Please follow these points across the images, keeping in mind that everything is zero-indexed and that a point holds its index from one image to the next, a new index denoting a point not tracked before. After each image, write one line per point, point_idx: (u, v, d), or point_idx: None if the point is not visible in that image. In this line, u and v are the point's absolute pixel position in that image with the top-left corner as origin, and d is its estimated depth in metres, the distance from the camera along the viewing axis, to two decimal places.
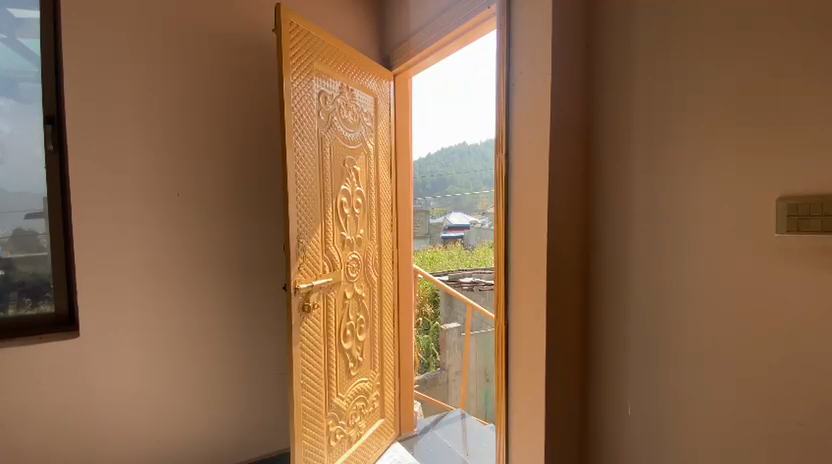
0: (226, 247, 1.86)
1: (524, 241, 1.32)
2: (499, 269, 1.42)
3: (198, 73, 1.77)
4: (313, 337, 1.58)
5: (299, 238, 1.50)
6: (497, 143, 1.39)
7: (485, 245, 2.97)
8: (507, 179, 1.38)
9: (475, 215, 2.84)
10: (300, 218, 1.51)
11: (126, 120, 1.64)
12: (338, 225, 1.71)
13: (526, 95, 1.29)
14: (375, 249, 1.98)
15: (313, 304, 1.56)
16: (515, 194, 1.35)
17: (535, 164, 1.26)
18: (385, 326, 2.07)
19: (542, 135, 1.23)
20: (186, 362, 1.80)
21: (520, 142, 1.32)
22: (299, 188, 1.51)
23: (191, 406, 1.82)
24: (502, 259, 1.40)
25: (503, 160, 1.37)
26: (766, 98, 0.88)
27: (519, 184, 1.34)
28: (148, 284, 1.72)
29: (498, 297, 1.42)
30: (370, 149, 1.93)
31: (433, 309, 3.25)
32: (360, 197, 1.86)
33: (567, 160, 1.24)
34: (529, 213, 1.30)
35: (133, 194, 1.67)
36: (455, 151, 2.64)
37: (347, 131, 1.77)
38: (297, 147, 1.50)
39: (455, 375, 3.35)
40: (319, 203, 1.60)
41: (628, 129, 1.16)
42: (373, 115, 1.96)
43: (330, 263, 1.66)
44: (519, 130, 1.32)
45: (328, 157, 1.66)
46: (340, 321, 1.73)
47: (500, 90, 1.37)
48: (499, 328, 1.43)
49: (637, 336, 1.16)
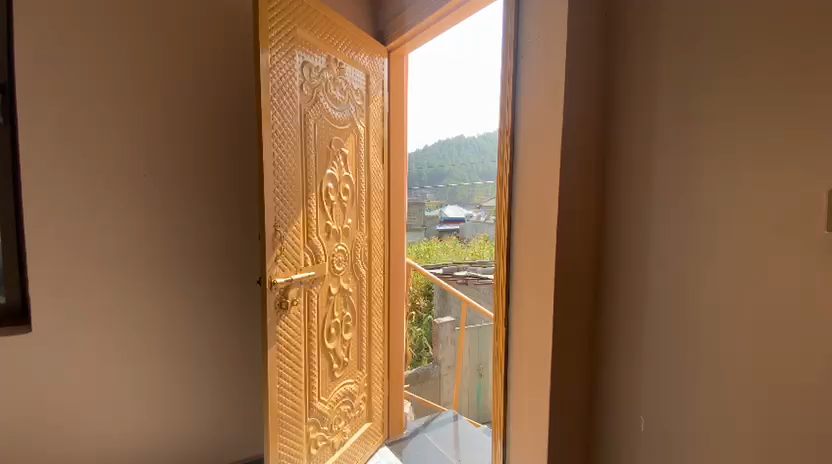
0: (199, 234, 1.68)
1: (529, 237, 1.17)
2: (500, 268, 1.26)
3: (165, 40, 1.56)
4: (292, 337, 1.43)
5: (277, 227, 1.33)
6: (502, 122, 1.22)
7: (480, 240, 2.85)
8: (512, 167, 1.21)
9: (470, 209, 2.77)
10: (279, 205, 1.34)
11: (79, 90, 1.45)
12: (323, 213, 1.55)
13: (535, 71, 1.12)
14: (364, 240, 1.82)
15: (293, 300, 1.41)
16: (519, 185, 1.19)
17: (545, 152, 1.10)
18: (374, 324, 1.93)
19: (553, 117, 1.07)
20: (147, 362, 1.63)
21: (527, 126, 1.16)
22: (277, 173, 1.34)
23: (152, 410, 1.66)
24: (502, 258, 1.25)
25: (507, 145, 1.21)
26: (812, 71, 0.72)
27: (524, 173, 1.18)
28: (103, 276, 1.53)
29: (499, 300, 1.27)
30: (360, 130, 1.77)
31: (426, 303, 3.11)
32: (349, 183, 1.70)
33: (583, 145, 1.08)
34: (536, 207, 1.14)
35: (86, 175, 1.48)
36: (452, 144, 2.57)
37: (335, 109, 1.61)
38: (276, 126, 1.34)
39: (446, 370, 3.17)
40: (300, 189, 1.44)
41: (655, 102, 0.98)
42: (364, 93, 1.80)
43: (313, 256, 1.50)
44: (527, 112, 1.16)
45: (313, 137, 1.50)
46: (324, 319, 1.58)
47: (506, 65, 1.19)
48: (498, 334, 1.28)
49: (654, 348, 1.01)
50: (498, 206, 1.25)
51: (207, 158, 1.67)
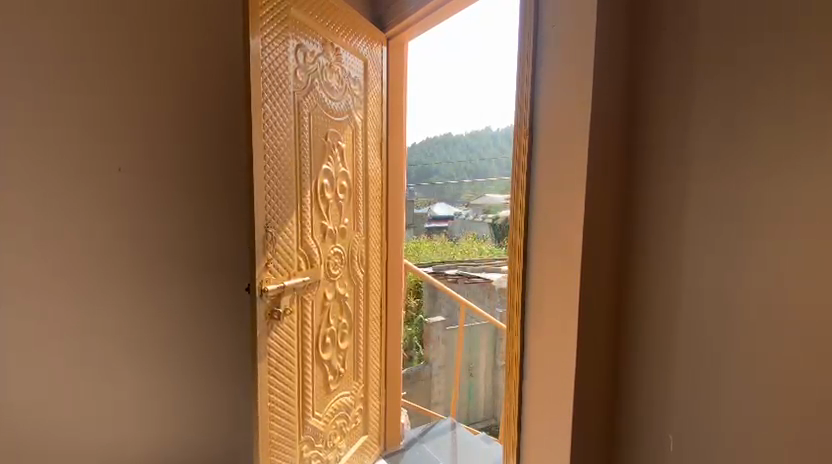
0: (182, 232, 1.53)
1: (547, 253, 0.97)
2: (514, 286, 1.07)
3: (134, 18, 1.38)
4: (284, 349, 1.30)
5: (267, 228, 1.19)
6: (519, 106, 1.03)
7: (470, 238, 2.54)
8: (529, 168, 1.01)
9: (458, 207, 2.58)
10: (269, 204, 1.21)
11: (35, 74, 1.29)
12: (318, 213, 1.42)
13: (557, 54, 0.92)
14: (360, 242, 1.70)
15: (287, 309, 1.28)
16: (536, 190, 1.00)
17: (567, 151, 0.89)
18: (370, 332, 1.80)
19: (578, 110, 0.86)
20: (115, 374, 1.49)
21: (546, 119, 0.96)
22: (268, 169, 1.20)
23: (119, 426, 1.51)
24: (518, 275, 1.05)
25: (524, 143, 1.01)
26: None
27: (543, 175, 0.97)
28: (63, 280, 1.38)
29: (513, 322, 1.09)
30: (357, 123, 1.64)
31: (416, 302, 2.89)
32: (345, 179, 1.57)
33: (609, 144, 0.86)
34: (558, 218, 0.93)
35: (43, 168, 1.32)
36: (439, 141, 2.61)
37: (331, 99, 1.48)
38: (267, 117, 1.19)
39: (439, 371, 2.97)
40: (292, 186, 1.30)
41: (691, 86, 0.74)
42: (362, 84, 1.67)
43: (307, 259, 1.37)
44: (546, 103, 0.96)
45: (307, 129, 1.36)
46: (319, 328, 1.46)
47: (525, 47, 1.00)
48: (512, 359, 1.10)
49: (692, 396, 0.78)
50: (513, 213, 1.07)
51: (190, 149, 1.50)
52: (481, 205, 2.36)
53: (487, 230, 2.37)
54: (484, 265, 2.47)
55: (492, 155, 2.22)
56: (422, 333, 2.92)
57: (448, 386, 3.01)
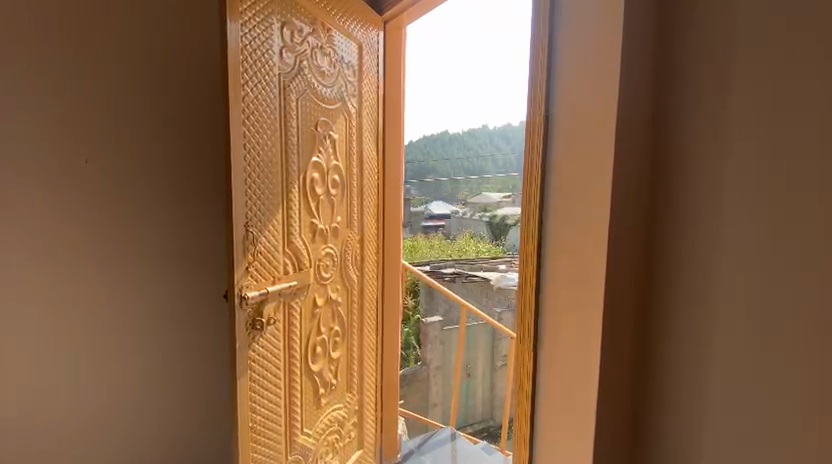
0: (162, 226, 1.41)
1: (565, 276, 0.82)
2: (525, 310, 0.92)
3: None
4: (268, 361, 1.16)
5: (247, 227, 1.05)
6: (531, 97, 0.87)
7: (467, 237, 2.49)
8: (545, 175, 0.86)
9: (454, 205, 2.52)
10: (251, 199, 1.07)
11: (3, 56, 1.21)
12: (307, 211, 1.29)
13: (579, 41, 0.76)
14: (354, 242, 1.56)
15: (272, 317, 1.14)
16: (552, 202, 0.84)
17: (591, 158, 0.74)
18: (365, 339, 1.67)
19: (606, 109, 0.71)
20: (83, 377, 1.38)
21: (565, 120, 0.80)
22: (250, 160, 1.06)
23: (87, 434, 1.40)
24: (531, 299, 0.90)
25: (539, 146, 0.86)
26: None
27: (561, 186, 0.82)
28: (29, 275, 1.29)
29: (523, 349, 0.93)
30: (351, 112, 1.50)
31: (412, 301, 2.73)
32: (337, 174, 1.43)
33: (637, 151, 0.70)
34: (579, 236, 0.78)
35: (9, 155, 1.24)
36: (436, 139, 2.48)
37: (323, 85, 1.34)
38: (247, 101, 1.06)
39: (435, 371, 2.81)
40: (277, 180, 1.16)
41: None
42: (357, 70, 1.54)
43: (294, 262, 1.23)
44: (565, 100, 0.80)
45: (295, 117, 1.22)
46: (309, 337, 1.32)
47: (540, 33, 0.84)
48: (520, 389, 0.95)
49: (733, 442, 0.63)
50: (525, 226, 0.91)
51: (170, 137, 1.39)
52: (477, 203, 2.37)
53: (484, 229, 2.35)
54: (482, 265, 2.43)
55: (489, 152, 2.17)
56: (418, 333, 2.74)
57: (444, 388, 2.84)
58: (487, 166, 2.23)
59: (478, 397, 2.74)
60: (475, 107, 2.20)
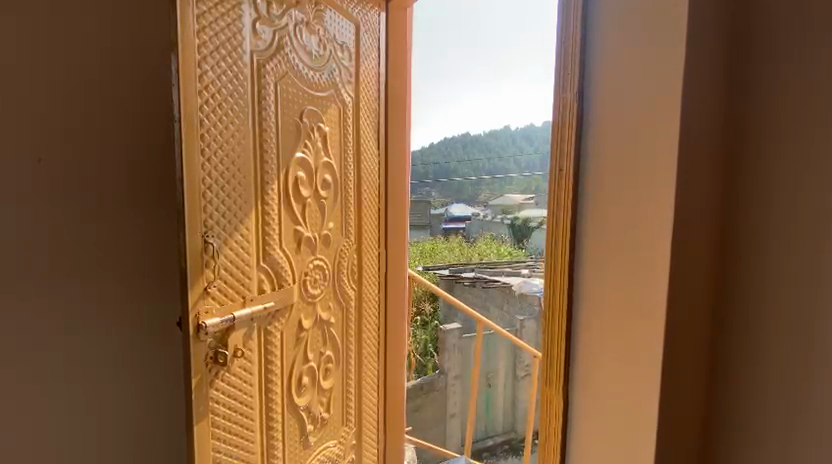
0: (134, 238, 1.08)
1: (599, 321, 0.64)
2: (553, 350, 0.73)
3: None
4: (236, 401, 0.95)
5: (206, 239, 0.85)
6: (565, 55, 0.68)
7: (486, 240, 2.36)
8: (577, 198, 0.67)
9: (475, 207, 2.34)
10: (211, 204, 0.86)
11: None
12: (290, 216, 1.08)
13: (616, 38, 0.59)
14: (351, 253, 1.35)
15: (240, 347, 0.94)
16: (585, 233, 0.66)
17: (634, 187, 0.56)
18: (365, 362, 1.46)
19: (652, 131, 0.52)
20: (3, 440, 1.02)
21: (602, 135, 0.62)
22: (210, 155, 0.86)
23: None
24: (561, 337, 0.71)
25: (569, 163, 0.67)
26: None
27: (598, 215, 0.63)
28: None
29: (550, 377, 0.75)
30: (347, 102, 1.30)
31: (430, 307, 2.43)
32: (328, 172, 1.22)
33: (698, 183, 0.50)
34: (617, 281, 0.60)
35: None
36: (458, 141, 2.31)
37: (311, 68, 1.14)
38: (207, 81, 0.85)
39: (453, 381, 2.57)
40: (247, 180, 0.95)
41: None
42: (353, 53, 1.33)
43: (271, 278, 1.02)
44: (603, 106, 0.62)
45: (272, 104, 1.02)
46: (293, 366, 1.11)
47: (572, 17, 0.66)
48: (549, 427, 0.76)
49: None
50: (551, 257, 0.72)
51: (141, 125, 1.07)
52: (498, 205, 2.19)
53: (506, 232, 2.19)
54: (504, 268, 2.32)
55: (512, 153, 2.00)
56: (436, 341, 2.47)
57: (463, 398, 2.61)
58: (508, 166, 2.05)
59: (499, 410, 2.60)
60: (495, 100, 2.06)
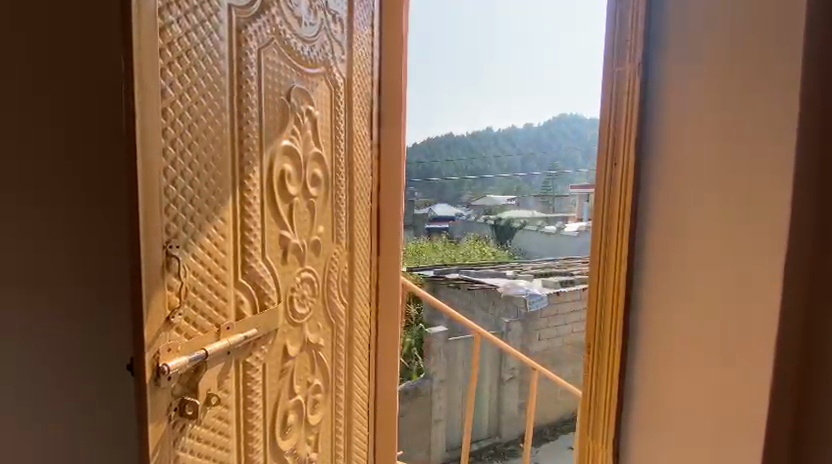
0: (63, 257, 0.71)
1: (664, 296, 0.69)
2: (605, 345, 0.77)
3: None
4: (209, 457, 0.74)
5: (169, 252, 0.63)
6: (611, 119, 0.75)
7: (471, 241, 2.22)
8: (638, 174, 0.72)
9: (458, 207, 2.15)
10: (176, 204, 0.64)
11: None
12: (275, 220, 0.87)
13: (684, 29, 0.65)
14: (342, 261, 1.16)
15: (214, 391, 0.73)
16: (646, 207, 0.71)
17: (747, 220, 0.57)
18: (355, 387, 1.27)
19: (764, 95, 0.55)
20: None
21: (662, 196, 0.69)
22: (175, 138, 0.64)
23: None
24: (619, 325, 0.75)
25: (627, 210, 0.73)
26: None
27: (661, 189, 0.69)
28: None
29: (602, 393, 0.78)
30: (339, 83, 1.10)
31: (416, 309, 2.19)
32: (318, 165, 1.02)
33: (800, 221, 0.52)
34: (725, 249, 0.60)
35: None
36: (442, 140, 2.03)
37: (302, 40, 0.95)
38: (172, 36, 0.62)
39: (440, 385, 2.36)
40: (223, 174, 0.74)
41: None
42: (346, 27, 1.13)
43: (252, 297, 0.81)
44: (665, 170, 0.69)
45: (255, 77, 0.81)
46: (278, 405, 0.91)
47: (628, 31, 0.72)
48: (599, 399, 0.79)
49: None
50: (606, 233, 0.77)
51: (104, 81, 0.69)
52: (481, 206, 2.12)
53: (489, 232, 2.18)
54: (489, 270, 2.29)
55: (493, 155, 2.05)
56: (421, 342, 2.27)
57: (450, 403, 2.40)
58: (490, 167, 2.06)
59: (485, 414, 2.45)
60: (482, 104, 2.01)
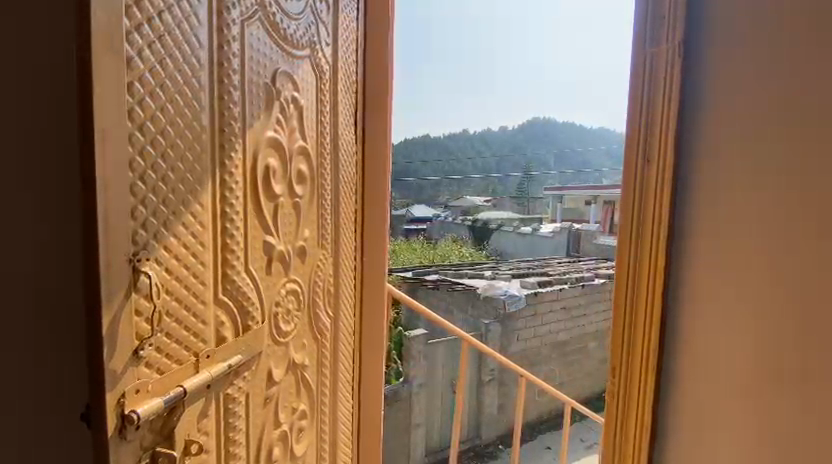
0: None
1: (709, 306, 0.65)
2: (636, 357, 0.72)
3: None
4: None
5: (137, 268, 0.49)
6: (643, 108, 0.69)
7: (448, 241, 2.19)
8: (678, 170, 0.66)
9: (434, 208, 1.95)
10: (144, 205, 0.50)
11: None
12: (258, 223, 0.75)
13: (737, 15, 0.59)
14: (327, 268, 1.03)
15: (193, 437, 0.60)
16: (689, 208, 0.66)
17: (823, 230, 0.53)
18: (340, 406, 1.15)
19: None
20: None
21: (706, 194, 0.64)
22: (143, 122, 0.50)
23: None
24: (654, 338, 0.70)
25: (665, 209, 0.67)
26: None
27: (704, 188, 0.64)
28: None
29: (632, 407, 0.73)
30: (324, 68, 0.98)
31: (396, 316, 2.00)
32: (304, 161, 0.90)
33: None
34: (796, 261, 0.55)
35: None
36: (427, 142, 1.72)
37: (288, 17, 0.82)
38: None
39: (418, 390, 2.28)
40: (200, 168, 0.60)
41: None
42: (332, 6, 1.01)
43: (233, 316, 0.68)
44: (710, 164, 0.63)
45: (237, 54, 0.68)
46: (262, 439, 0.78)
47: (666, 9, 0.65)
48: (628, 415, 0.73)
49: None
50: (638, 232, 0.70)
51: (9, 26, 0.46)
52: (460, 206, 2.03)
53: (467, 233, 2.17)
54: (466, 272, 2.27)
55: (471, 156, 1.88)
56: (401, 346, 2.15)
57: (428, 406, 2.34)
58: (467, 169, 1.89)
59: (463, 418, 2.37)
60: (463, 103, 1.82)
